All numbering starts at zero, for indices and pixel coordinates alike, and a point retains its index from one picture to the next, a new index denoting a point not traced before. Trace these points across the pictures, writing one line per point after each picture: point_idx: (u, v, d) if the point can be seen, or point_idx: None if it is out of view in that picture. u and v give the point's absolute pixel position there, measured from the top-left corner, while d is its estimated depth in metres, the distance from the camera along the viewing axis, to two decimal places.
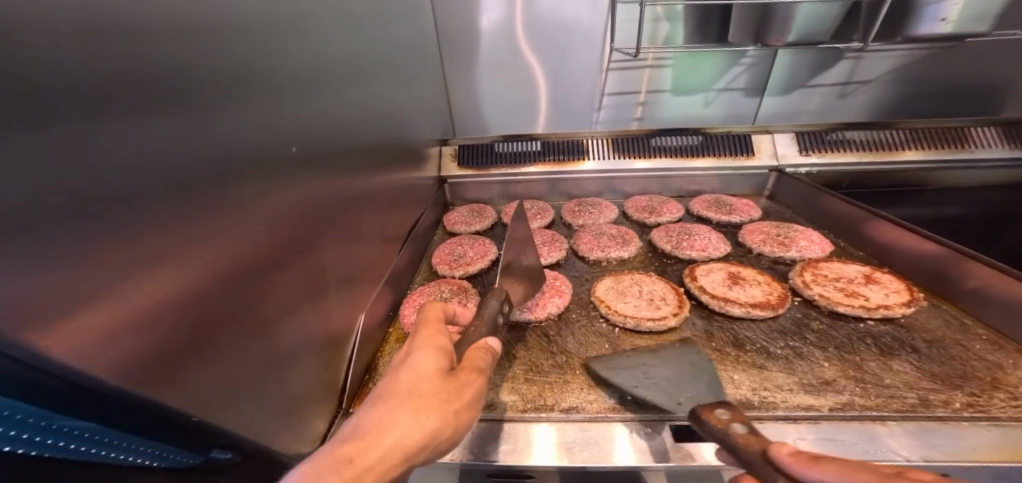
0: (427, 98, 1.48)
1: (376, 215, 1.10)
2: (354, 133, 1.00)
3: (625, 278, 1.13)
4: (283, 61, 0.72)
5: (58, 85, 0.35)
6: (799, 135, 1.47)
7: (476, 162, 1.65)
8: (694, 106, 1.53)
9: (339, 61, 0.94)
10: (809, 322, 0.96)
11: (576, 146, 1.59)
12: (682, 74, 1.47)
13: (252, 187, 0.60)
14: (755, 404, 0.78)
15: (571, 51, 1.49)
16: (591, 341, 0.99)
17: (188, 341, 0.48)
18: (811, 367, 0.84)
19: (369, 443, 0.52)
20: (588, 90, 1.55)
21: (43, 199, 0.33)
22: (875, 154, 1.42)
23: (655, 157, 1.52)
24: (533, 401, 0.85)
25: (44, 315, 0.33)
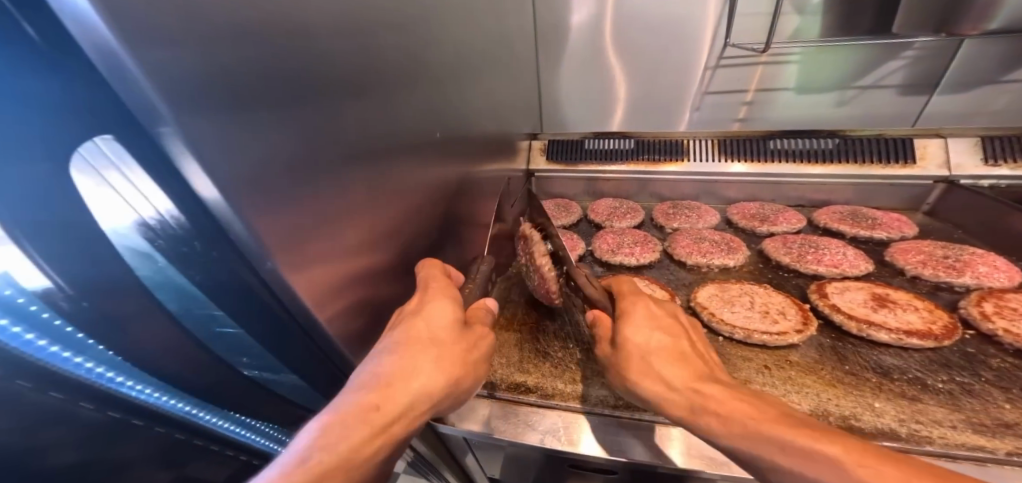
0: (523, 95, 1.48)
1: (473, 205, 1.13)
2: (462, 123, 1.03)
3: (738, 289, 1.02)
4: (397, 52, 0.75)
5: (286, 83, 0.51)
6: (986, 141, 1.15)
7: (564, 157, 1.61)
8: (824, 106, 1.33)
9: (455, 54, 0.97)
10: (984, 358, 0.79)
11: (676, 146, 1.47)
12: (810, 71, 1.28)
13: (377, 166, 0.69)
14: (900, 436, 0.66)
15: (676, 48, 1.37)
16: None
17: (343, 275, 0.64)
18: (985, 406, 0.70)
19: (391, 394, 0.58)
20: (691, 88, 1.42)
21: (279, 161, 0.51)
22: None
23: (770, 162, 1.35)
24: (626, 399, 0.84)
25: (278, 237, 0.51)
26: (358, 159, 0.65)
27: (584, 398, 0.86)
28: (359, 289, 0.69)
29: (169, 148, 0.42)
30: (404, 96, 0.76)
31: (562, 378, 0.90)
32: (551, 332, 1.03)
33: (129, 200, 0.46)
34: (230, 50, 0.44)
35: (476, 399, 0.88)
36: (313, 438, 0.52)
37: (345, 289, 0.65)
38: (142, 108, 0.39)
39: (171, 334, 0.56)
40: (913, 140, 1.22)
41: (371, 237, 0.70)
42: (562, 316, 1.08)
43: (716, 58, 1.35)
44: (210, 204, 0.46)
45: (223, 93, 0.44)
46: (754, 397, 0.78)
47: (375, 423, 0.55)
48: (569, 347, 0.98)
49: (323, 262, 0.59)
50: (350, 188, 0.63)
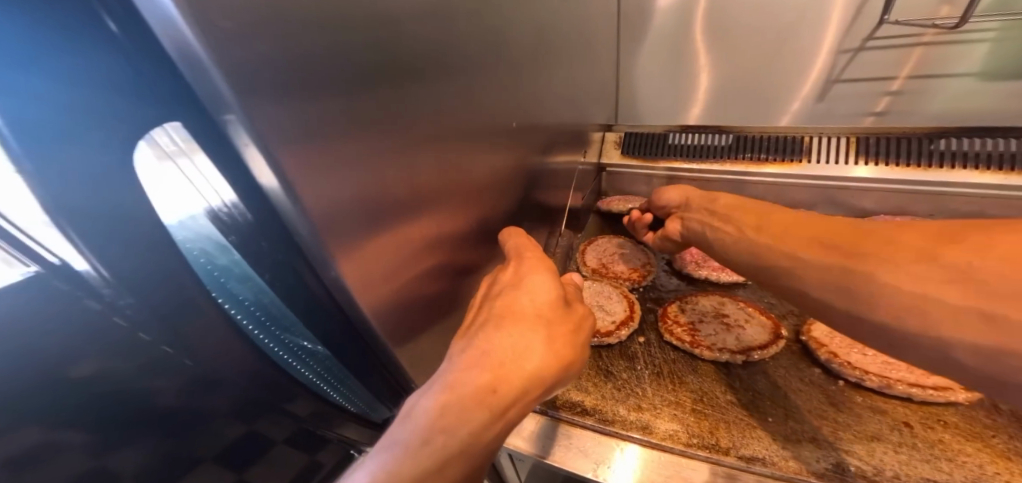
0: (603, 84, 1.35)
1: (541, 204, 1.04)
2: (538, 112, 0.92)
3: None
4: (480, 33, 0.66)
5: (366, 58, 0.42)
6: None
7: (643, 152, 1.45)
8: (1010, 96, 1.02)
9: (537, 35, 0.87)
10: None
11: (793, 144, 1.23)
12: (1002, 50, 0.99)
13: (453, 155, 0.62)
14: None
15: (799, 29, 1.14)
16: (793, 386, 0.75)
17: (402, 286, 0.55)
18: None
19: (505, 379, 0.51)
20: (812, 76, 1.18)
21: (354, 152, 0.42)
22: None
23: (932, 166, 1.08)
24: (703, 437, 0.69)
25: (344, 249, 0.42)
26: (432, 155, 0.56)
27: (651, 430, 0.73)
28: (420, 292, 0.60)
29: (235, 141, 0.33)
30: (480, 84, 0.68)
31: (625, 403, 0.79)
32: (619, 348, 0.91)
33: (199, 188, 0.38)
34: (298, 16, 0.33)
35: (528, 412, 0.79)
36: (427, 420, 0.45)
37: (410, 300, 0.57)
38: (208, 94, 0.30)
39: (229, 341, 0.45)
40: None
41: (434, 244, 0.61)
42: (632, 335, 0.93)
43: (844, 40, 1.11)
44: (273, 201, 0.37)
45: (295, 72, 0.34)
46: (881, 458, 0.61)
47: (491, 409, 0.48)
48: (637, 369, 0.85)
49: (388, 275, 0.51)
50: (418, 186, 0.54)
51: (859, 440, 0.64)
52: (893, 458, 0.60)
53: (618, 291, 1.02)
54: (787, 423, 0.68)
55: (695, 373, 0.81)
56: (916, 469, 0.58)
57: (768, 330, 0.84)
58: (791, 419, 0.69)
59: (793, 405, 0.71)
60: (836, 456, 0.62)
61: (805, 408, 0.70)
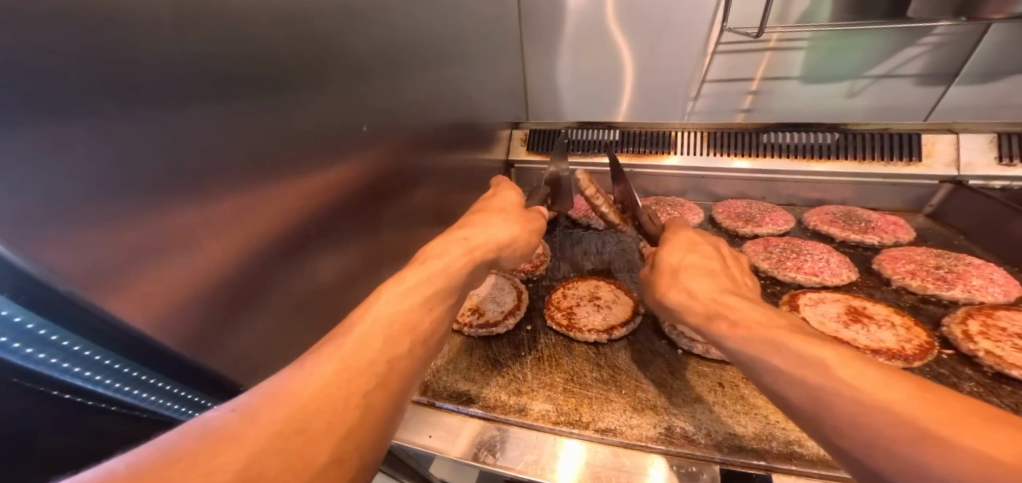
0: (502, 84, 1.38)
1: (432, 202, 1.06)
2: (423, 115, 0.94)
3: None
4: (341, 41, 0.67)
5: (141, 77, 0.41)
6: (1003, 138, 1.01)
7: (545, 148, 1.52)
8: (831, 97, 1.22)
9: (416, 41, 0.88)
10: (954, 381, 0.70)
11: (662, 138, 1.37)
12: (822, 58, 1.17)
13: (303, 161, 0.62)
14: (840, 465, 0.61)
15: (670, 32, 1.25)
16: (646, 359, 0.85)
17: (221, 303, 0.53)
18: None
19: (364, 376, 0.45)
20: (686, 76, 1.31)
21: (107, 178, 0.39)
22: None
23: (761, 156, 1.24)
24: (567, 414, 0.76)
25: (103, 280, 0.40)
26: (245, 171, 0.53)
27: (525, 412, 0.77)
28: (259, 302, 0.59)
29: None
30: (342, 91, 0.68)
31: (507, 388, 0.82)
32: (507, 337, 0.95)
33: None
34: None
35: (414, 406, 0.80)
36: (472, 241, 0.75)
37: (237, 316, 0.56)
38: None
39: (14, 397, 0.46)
40: (920, 135, 1.07)
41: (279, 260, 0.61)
42: (520, 323, 0.98)
43: (711, 45, 1.23)
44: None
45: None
46: (702, 418, 0.71)
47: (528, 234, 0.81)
48: (521, 355, 0.90)
49: (206, 311, 0.52)
50: (231, 201, 0.52)
51: (688, 405, 0.74)
52: (710, 416, 0.71)
53: (509, 282, 1.08)
54: (636, 394, 0.78)
55: (570, 354, 0.88)
56: (725, 423, 0.70)
57: (629, 309, 0.95)
58: (640, 389, 0.79)
59: (644, 377, 0.81)
60: (669, 421, 0.72)
61: (652, 379, 0.80)
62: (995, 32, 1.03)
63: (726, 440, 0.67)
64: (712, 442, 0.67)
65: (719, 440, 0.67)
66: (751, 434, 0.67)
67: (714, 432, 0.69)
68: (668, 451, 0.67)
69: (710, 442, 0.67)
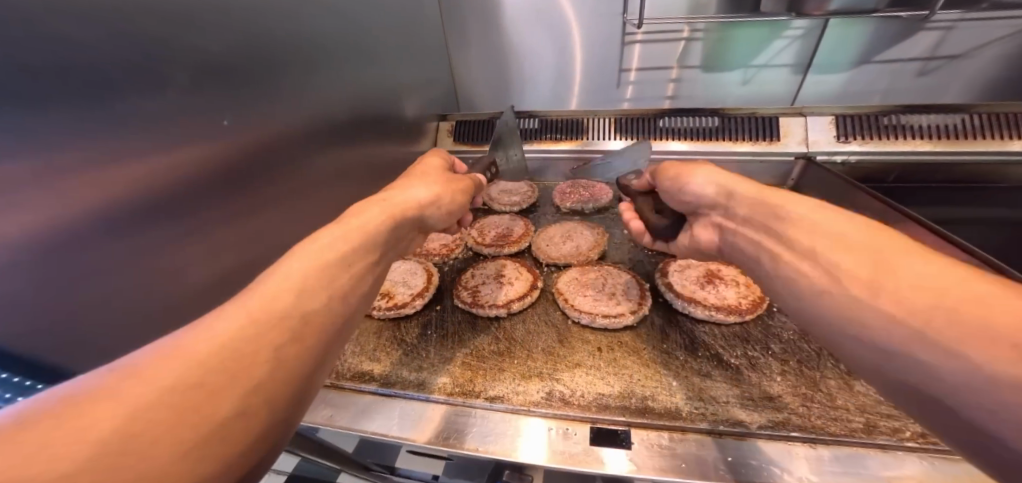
0: (419, 75, 1.38)
1: (338, 195, 1.07)
2: (312, 109, 0.94)
3: (595, 272, 1.01)
4: (194, 37, 0.66)
5: None
6: (839, 118, 1.18)
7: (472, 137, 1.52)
8: (730, 84, 1.35)
9: (295, 35, 0.89)
10: (779, 331, 0.80)
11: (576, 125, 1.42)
12: (719, 49, 1.29)
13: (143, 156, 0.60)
14: (681, 414, 0.71)
15: (587, 23, 1.32)
16: (540, 331, 0.92)
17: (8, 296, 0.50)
18: (760, 379, 0.72)
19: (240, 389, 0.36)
20: (610, 65, 1.38)
21: None
22: (944, 144, 1.10)
23: (662, 139, 1.33)
24: (461, 386, 0.83)
25: None
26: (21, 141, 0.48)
27: (424, 386, 0.84)
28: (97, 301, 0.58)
29: None
30: (200, 88, 0.68)
31: (409, 365, 0.88)
32: (416, 318, 1.00)
33: None
34: None
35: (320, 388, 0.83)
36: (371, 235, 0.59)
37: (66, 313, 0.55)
38: None
39: None
40: (778, 118, 1.22)
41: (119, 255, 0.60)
42: (429, 305, 1.03)
43: (625, 36, 1.32)
44: None
45: None
46: (579, 381, 0.81)
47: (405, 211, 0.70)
48: (427, 334, 0.95)
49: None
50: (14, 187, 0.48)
51: (568, 369, 0.83)
52: (586, 379, 0.80)
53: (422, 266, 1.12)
54: (525, 362, 0.86)
55: (472, 330, 0.95)
56: (597, 384, 0.79)
57: (529, 285, 1.02)
58: (530, 358, 0.87)
59: (535, 347, 0.89)
60: (550, 385, 0.81)
61: (542, 349, 0.88)
62: (841, 27, 1.19)
63: (596, 400, 0.76)
64: (583, 402, 0.76)
65: (591, 400, 0.76)
66: (615, 393, 0.77)
67: (587, 393, 0.78)
68: (546, 413, 0.75)
69: (582, 402, 0.76)
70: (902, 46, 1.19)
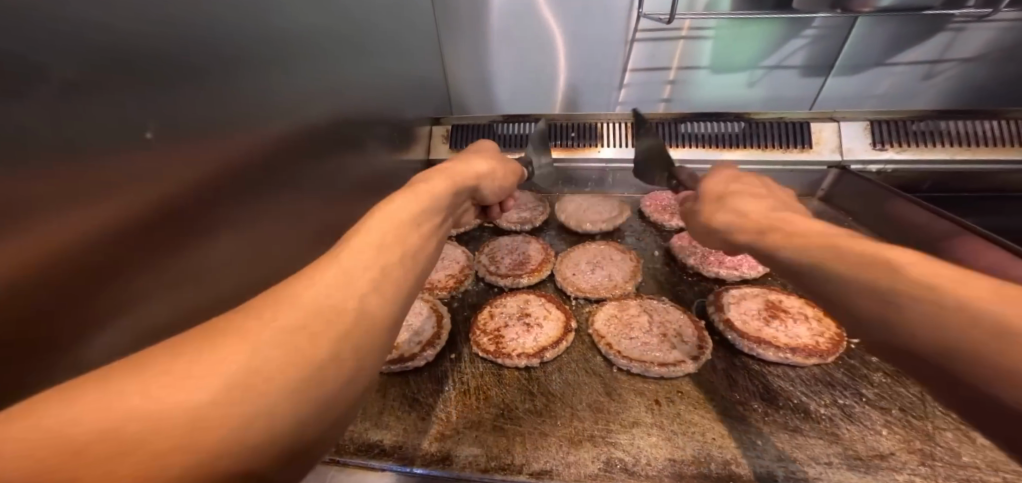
0: (407, 75, 1.20)
1: (316, 218, 0.88)
2: (285, 116, 0.75)
3: (637, 308, 0.88)
4: (108, 9, 0.45)
5: None
6: (874, 125, 1.11)
7: (471, 144, 1.36)
8: (734, 87, 1.24)
9: (259, 23, 0.69)
10: (867, 372, 0.68)
11: (590, 130, 1.30)
12: (726, 48, 1.18)
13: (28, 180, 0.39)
14: (777, 482, 0.59)
15: (590, 17, 1.17)
16: (581, 380, 0.79)
17: None
18: (862, 434, 0.60)
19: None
20: (611, 64, 1.24)
21: None
22: (977, 151, 1.05)
23: (684, 146, 1.21)
24: (498, 458, 0.67)
25: None
26: None
27: (450, 460, 0.67)
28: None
29: None
30: (113, 86, 0.47)
31: (428, 434, 0.71)
32: (428, 370, 0.83)
33: None
34: None
35: (314, 465, 0.64)
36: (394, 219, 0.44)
37: None
38: None
39: None
40: (808, 123, 1.14)
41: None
42: (442, 352, 0.86)
43: (629, 33, 1.18)
44: None
45: None
46: (641, 443, 0.68)
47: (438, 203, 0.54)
48: (443, 389, 0.78)
49: None
50: None
51: (625, 429, 0.70)
52: (649, 440, 0.68)
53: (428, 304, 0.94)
54: (572, 424, 0.72)
55: (500, 384, 0.79)
56: (664, 448, 0.66)
57: (561, 324, 0.87)
58: (576, 418, 0.73)
59: (579, 403, 0.75)
60: (608, 452, 0.67)
61: (588, 405, 0.75)
62: (861, 28, 1.10)
63: (667, 469, 0.64)
64: (652, 473, 0.64)
65: (661, 469, 0.64)
66: (689, 458, 0.64)
67: (654, 460, 0.65)
68: None
69: (650, 472, 0.64)
70: (906, 50, 1.11)
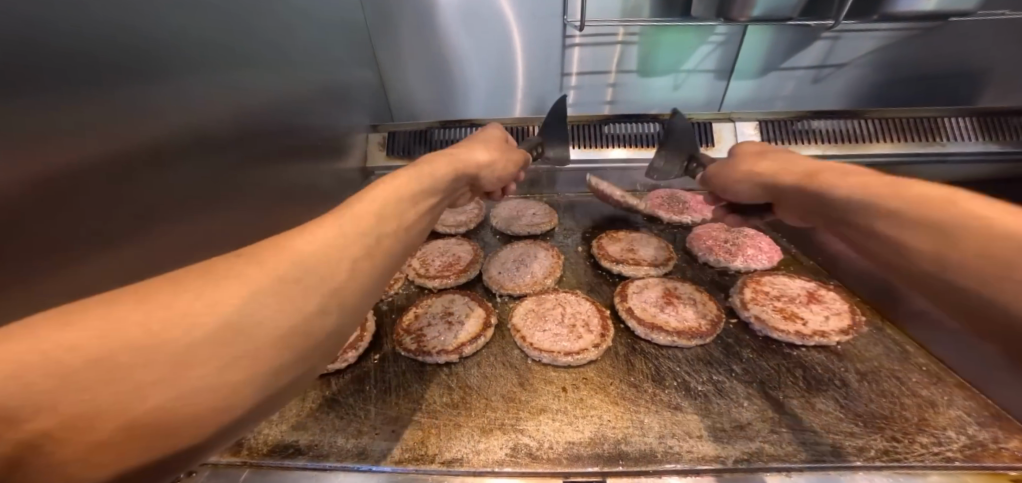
0: (331, 84, 1.20)
1: (216, 230, 0.86)
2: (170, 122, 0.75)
3: (552, 302, 0.94)
4: None
5: None
6: (764, 124, 1.22)
7: (409, 152, 1.35)
8: (663, 89, 1.32)
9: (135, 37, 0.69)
10: (739, 349, 0.78)
11: (518, 134, 1.33)
12: (654, 52, 1.26)
13: None
14: (658, 456, 0.65)
15: (519, 26, 1.23)
16: (497, 373, 0.84)
17: None
18: (727, 407, 0.69)
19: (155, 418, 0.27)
20: (550, 68, 1.30)
21: None
22: (845, 147, 1.18)
23: (609, 147, 1.28)
24: (412, 450, 0.70)
25: None
26: None
27: (365, 454, 0.69)
28: None
29: None
30: None
31: (345, 431, 0.73)
32: (353, 372, 0.85)
33: None
34: None
35: (223, 470, 0.64)
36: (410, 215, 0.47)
37: None
38: None
39: None
40: (711, 124, 1.24)
41: None
42: (366, 354, 0.88)
43: (564, 39, 1.24)
44: None
45: None
46: (546, 429, 0.73)
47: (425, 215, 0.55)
48: (364, 390, 0.81)
49: None
50: None
51: (533, 416, 0.75)
52: (554, 425, 0.73)
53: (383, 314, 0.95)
54: (485, 414, 0.76)
55: (420, 381, 0.82)
56: (566, 432, 0.71)
57: (482, 322, 0.92)
58: (490, 408, 0.77)
59: (493, 394, 0.80)
60: (515, 439, 0.72)
61: (501, 395, 0.79)
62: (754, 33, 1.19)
63: (568, 450, 0.68)
64: (553, 455, 0.68)
65: (561, 451, 0.68)
66: (586, 440, 0.70)
67: (556, 442, 0.70)
68: (513, 472, 0.66)
69: (551, 455, 0.68)
70: (798, 56, 1.22)
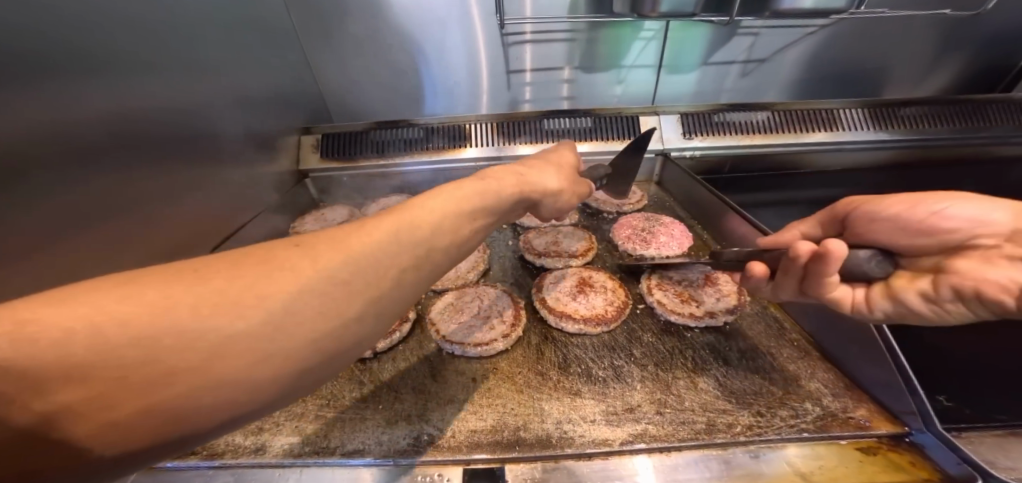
0: None
1: None
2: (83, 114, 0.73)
3: (471, 295, 0.95)
4: None
5: None
6: (685, 117, 1.27)
7: (342, 152, 1.31)
8: (605, 85, 1.31)
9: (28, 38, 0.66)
10: (640, 333, 0.82)
11: (456, 131, 1.30)
12: (602, 50, 1.25)
13: None
14: (551, 441, 0.66)
15: (451, 23, 1.19)
16: (410, 367, 0.84)
17: None
18: (621, 392, 0.72)
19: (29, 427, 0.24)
20: (488, 65, 1.27)
21: None
22: (756, 138, 1.24)
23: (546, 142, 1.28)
24: (312, 443, 0.70)
25: None
26: None
27: (264, 451, 0.69)
28: None
29: None
30: None
31: (245, 429, 0.72)
32: None
33: None
34: None
35: None
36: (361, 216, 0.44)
37: None
38: None
39: None
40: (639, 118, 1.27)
41: None
42: None
43: (505, 37, 1.21)
44: None
45: None
46: (451, 419, 0.73)
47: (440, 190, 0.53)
48: None
49: None
50: None
51: (440, 407, 0.75)
52: (459, 415, 0.73)
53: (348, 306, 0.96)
54: (393, 407, 0.76)
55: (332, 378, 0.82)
56: (470, 422, 0.72)
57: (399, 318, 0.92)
58: (399, 401, 0.77)
59: (404, 385, 0.81)
60: (419, 430, 0.71)
61: (412, 387, 0.80)
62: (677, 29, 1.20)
63: (469, 439, 0.69)
64: (453, 444, 0.68)
65: (463, 440, 0.69)
66: (487, 428, 0.70)
67: (459, 433, 0.70)
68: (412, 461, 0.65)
69: (453, 444, 0.68)
70: (720, 51, 1.24)
